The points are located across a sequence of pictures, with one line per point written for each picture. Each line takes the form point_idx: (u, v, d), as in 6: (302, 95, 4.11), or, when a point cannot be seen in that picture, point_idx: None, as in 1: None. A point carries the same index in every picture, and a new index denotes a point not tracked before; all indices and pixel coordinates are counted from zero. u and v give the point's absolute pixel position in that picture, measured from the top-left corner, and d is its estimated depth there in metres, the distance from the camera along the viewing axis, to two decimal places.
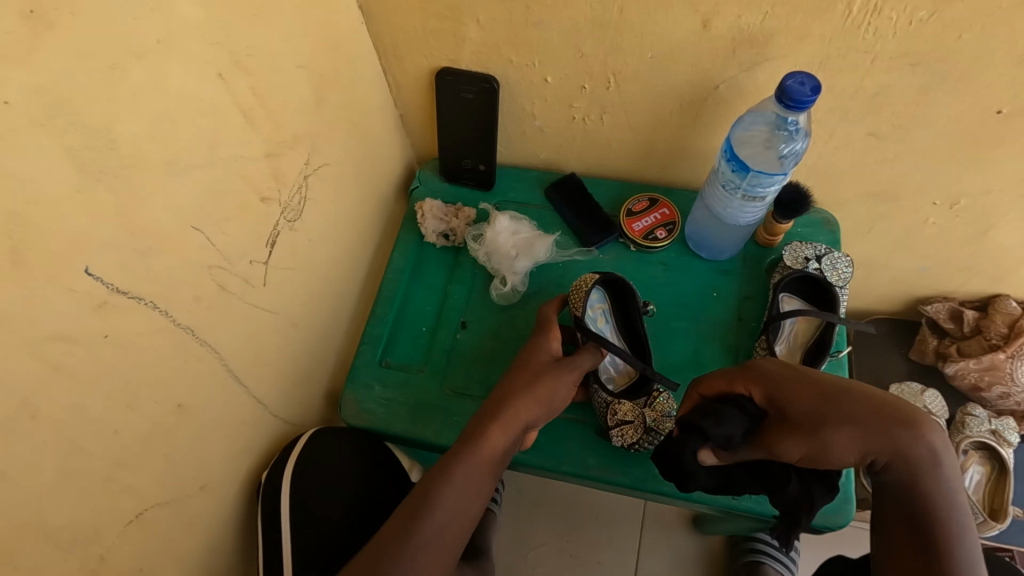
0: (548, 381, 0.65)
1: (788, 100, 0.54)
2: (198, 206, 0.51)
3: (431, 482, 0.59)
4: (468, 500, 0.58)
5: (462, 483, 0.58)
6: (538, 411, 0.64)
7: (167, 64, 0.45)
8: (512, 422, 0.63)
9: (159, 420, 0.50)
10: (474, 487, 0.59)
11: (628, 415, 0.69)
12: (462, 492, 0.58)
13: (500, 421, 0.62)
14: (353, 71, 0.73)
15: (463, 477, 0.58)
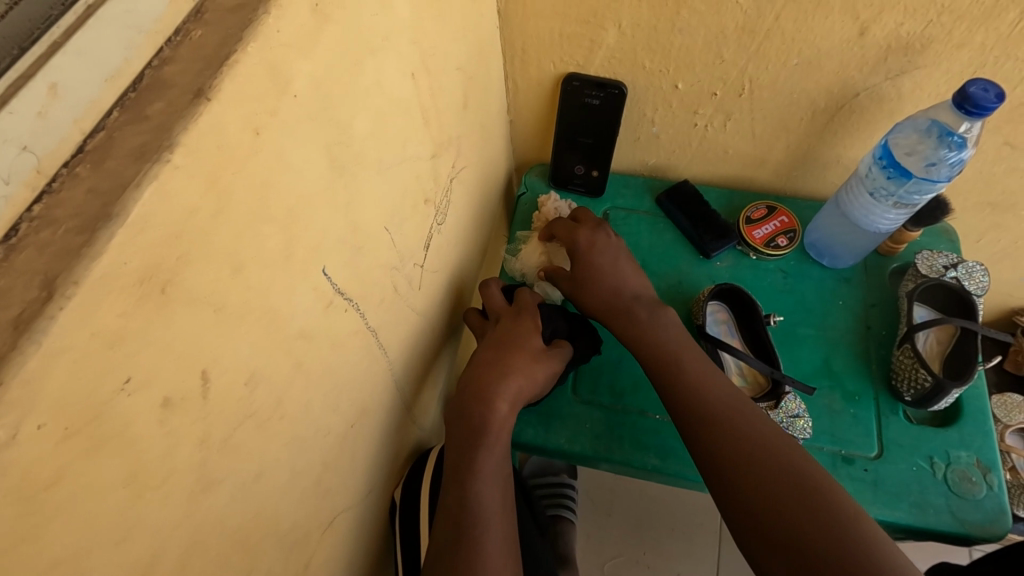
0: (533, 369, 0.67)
1: (971, 106, 0.54)
2: (388, 206, 0.50)
3: (458, 450, 0.62)
4: (497, 463, 0.62)
5: (493, 446, 0.62)
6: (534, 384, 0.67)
7: (383, 62, 0.44)
8: (510, 381, 0.65)
9: (349, 425, 0.49)
10: (500, 453, 0.63)
11: None
12: (495, 456, 0.62)
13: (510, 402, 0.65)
14: (486, 74, 0.72)
15: (488, 444, 0.62)
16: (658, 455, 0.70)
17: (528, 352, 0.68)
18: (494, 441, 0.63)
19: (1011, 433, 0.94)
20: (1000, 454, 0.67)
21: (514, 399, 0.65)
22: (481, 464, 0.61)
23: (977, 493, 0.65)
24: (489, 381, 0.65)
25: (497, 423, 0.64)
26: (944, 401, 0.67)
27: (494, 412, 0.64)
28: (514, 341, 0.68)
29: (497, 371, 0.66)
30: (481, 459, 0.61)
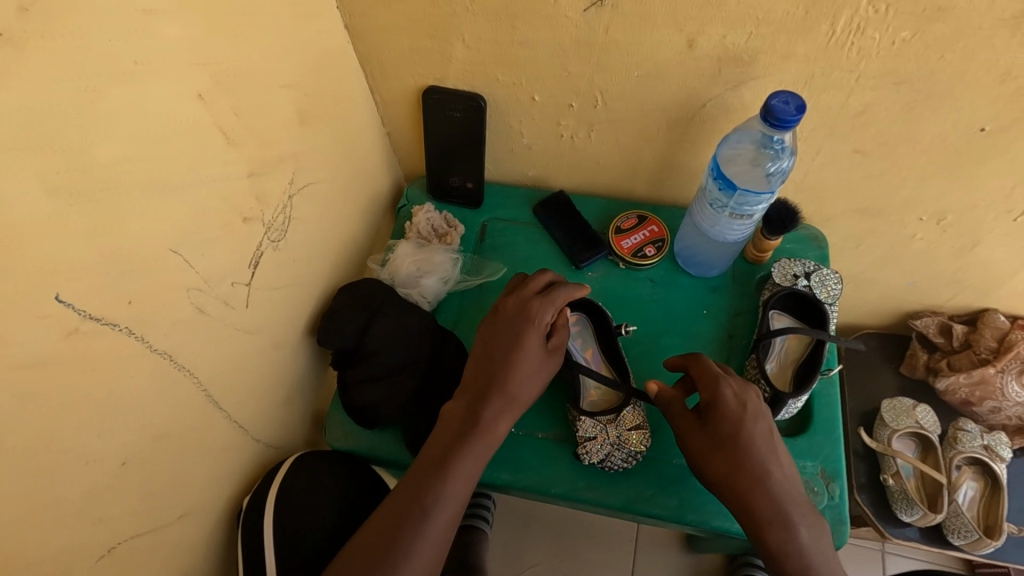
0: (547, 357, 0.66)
1: (773, 120, 0.54)
2: (176, 227, 0.50)
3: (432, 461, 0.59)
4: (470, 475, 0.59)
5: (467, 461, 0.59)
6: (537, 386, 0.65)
7: (144, 86, 0.44)
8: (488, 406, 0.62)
9: (133, 448, 0.49)
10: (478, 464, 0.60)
11: (587, 430, 0.67)
12: (468, 469, 0.59)
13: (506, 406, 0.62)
14: (337, 89, 0.72)
15: (471, 454, 0.59)
16: (508, 469, 0.70)
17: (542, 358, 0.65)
18: (467, 461, 0.59)
19: (900, 438, 0.95)
20: (845, 462, 0.67)
21: (525, 402, 0.64)
22: (452, 486, 0.57)
23: (818, 503, 0.65)
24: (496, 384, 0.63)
25: (490, 439, 0.61)
26: (786, 411, 0.67)
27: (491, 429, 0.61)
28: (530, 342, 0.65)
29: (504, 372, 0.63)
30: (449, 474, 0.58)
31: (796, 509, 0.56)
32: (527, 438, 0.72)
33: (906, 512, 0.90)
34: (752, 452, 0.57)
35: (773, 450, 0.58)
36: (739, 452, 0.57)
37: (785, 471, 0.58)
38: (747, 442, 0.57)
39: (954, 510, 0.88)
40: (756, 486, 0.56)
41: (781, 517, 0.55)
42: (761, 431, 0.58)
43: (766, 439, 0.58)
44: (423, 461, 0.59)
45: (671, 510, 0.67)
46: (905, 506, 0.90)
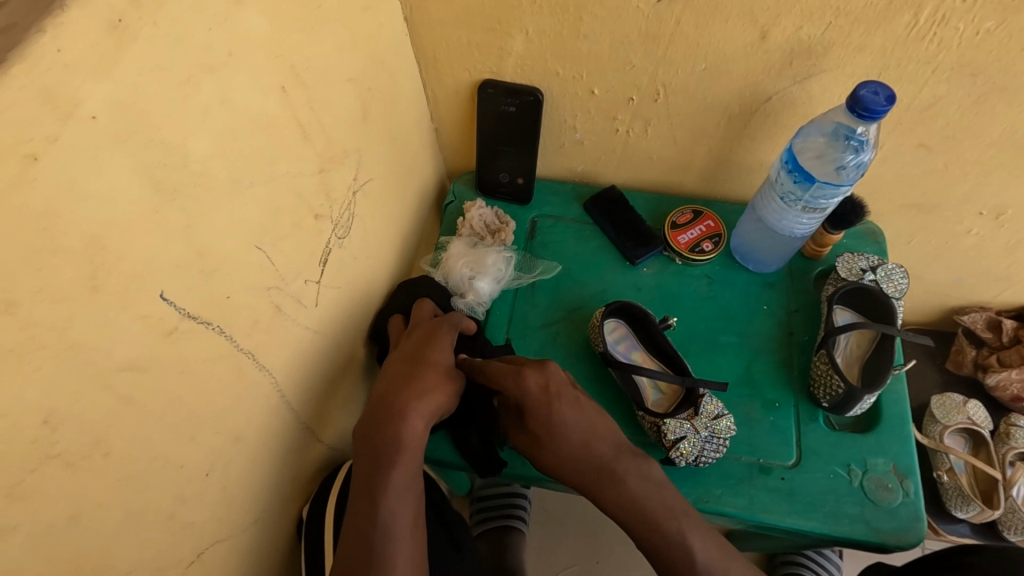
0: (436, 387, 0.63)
1: (861, 109, 0.53)
2: (257, 224, 0.48)
3: (380, 481, 0.56)
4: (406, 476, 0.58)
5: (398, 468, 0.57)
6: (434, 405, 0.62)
7: (234, 78, 0.43)
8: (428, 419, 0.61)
9: (218, 449, 0.48)
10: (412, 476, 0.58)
11: (674, 431, 0.65)
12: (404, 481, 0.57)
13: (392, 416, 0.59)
14: (394, 83, 0.71)
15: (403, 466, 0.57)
16: None
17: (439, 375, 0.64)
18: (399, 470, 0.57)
19: (950, 434, 0.94)
20: (917, 460, 0.67)
21: (430, 414, 0.61)
22: (394, 480, 0.56)
23: (892, 500, 0.65)
24: (395, 399, 0.60)
25: (410, 457, 0.58)
26: (858, 408, 0.66)
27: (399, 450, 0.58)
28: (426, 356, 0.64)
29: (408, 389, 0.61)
30: (388, 485, 0.56)
31: (669, 520, 0.57)
32: None
33: (962, 509, 0.89)
34: (568, 441, 0.61)
35: (641, 471, 0.60)
36: (586, 465, 0.60)
37: (623, 468, 0.60)
38: (581, 452, 0.61)
39: (1009, 507, 0.88)
40: (615, 488, 0.59)
41: (669, 519, 0.58)
42: (616, 446, 0.61)
43: (611, 448, 0.61)
44: (364, 481, 0.56)
45: (742, 509, 0.65)
46: (958, 503, 0.89)
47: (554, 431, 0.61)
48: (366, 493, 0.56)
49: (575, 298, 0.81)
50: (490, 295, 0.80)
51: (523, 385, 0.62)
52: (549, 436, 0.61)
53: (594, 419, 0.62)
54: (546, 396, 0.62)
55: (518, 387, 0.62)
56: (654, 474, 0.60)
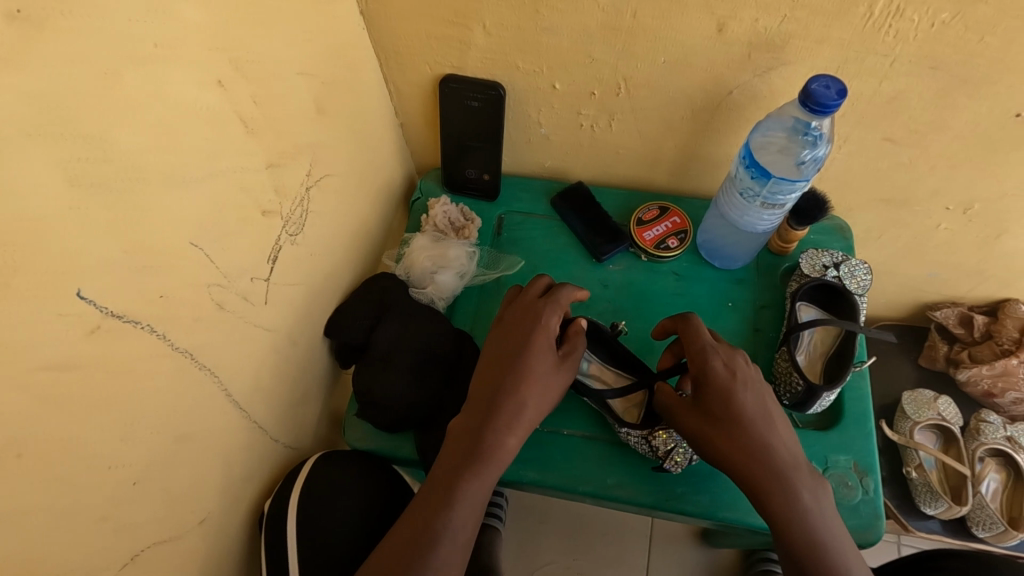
0: (557, 367, 0.63)
1: (813, 104, 0.53)
2: (196, 220, 0.47)
3: (467, 440, 0.56)
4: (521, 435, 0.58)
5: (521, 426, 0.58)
6: (544, 397, 0.60)
7: (162, 70, 0.42)
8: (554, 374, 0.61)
9: (157, 451, 0.47)
10: (484, 482, 0.55)
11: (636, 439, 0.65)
12: (477, 490, 0.54)
13: (506, 416, 0.57)
14: (353, 77, 0.70)
15: (476, 470, 0.54)
16: (535, 467, 0.68)
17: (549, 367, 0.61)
18: (518, 430, 0.58)
19: (922, 430, 0.94)
20: (879, 457, 0.66)
21: (530, 413, 0.59)
22: (509, 439, 0.57)
23: (853, 498, 0.64)
24: (500, 394, 0.58)
25: (527, 417, 0.59)
26: (819, 405, 0.66)
27: (529, 410, 0.59)
28: (528, 346, 0.61)
29: (513, 381, 0.59)
30: (507, 445, 0.57)
31: (797, 475, 0.54)
32: (551, 436, 0.70)
33: (930, 505, 0.89)
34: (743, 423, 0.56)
35: (773, 432, 0.56)
36: (733, 427, 0.56)
37: (779, 439, 0.56)
38: (755, 419, 0.56)
39: (978, 503, 0.87)
40: (745, 456, 0.55)
41: (779, 479, 0.54)
42: (760, 397, 0.57)
43: (758, 407, 0.56)
44: (460, 437, 0.57)
45: (704, 507, 0.65)
46: (929, 499, 0.89)
47: (733, 401, 0.56)
48: (457, 454, 0.56)
49: None
50: (454, 290, 0.79)
51: (711, 366, 0.58)
52: (725, 410, 0.56)
53: (770, 400, 0.58)
54: (735, 374, 0.58)
55: (706, 361, 0.58)
56: (787, 435, 0.57)
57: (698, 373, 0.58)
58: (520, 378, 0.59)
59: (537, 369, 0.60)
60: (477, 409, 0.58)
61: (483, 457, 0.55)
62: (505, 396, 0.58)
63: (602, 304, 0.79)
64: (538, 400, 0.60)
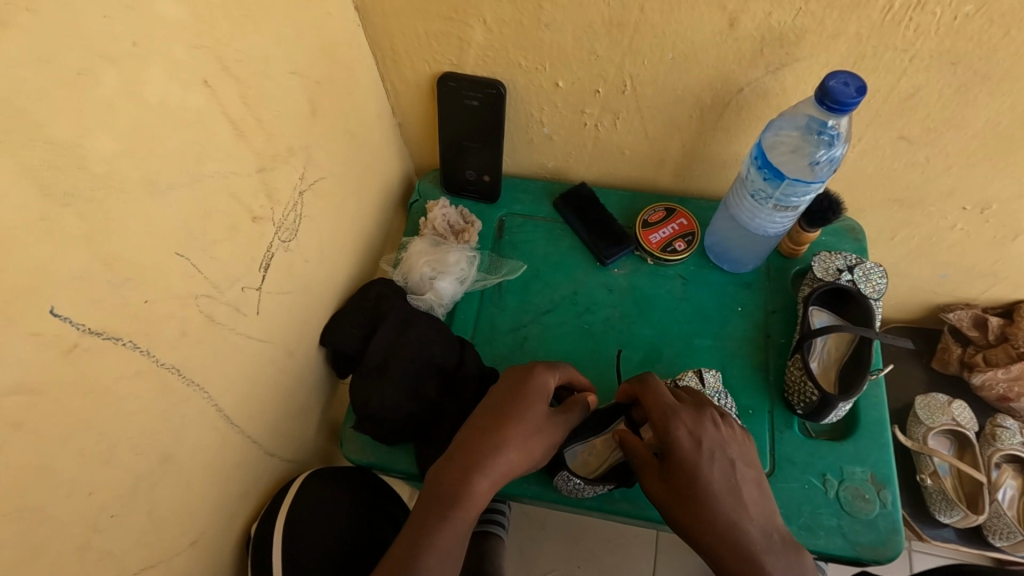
0: (551, 426, 0.59)
1: (831, 102, 0.50)
2: (181, 229, 0.45)
3: (465, 457, 0.54)
4: (518, 462, 0.56)
5: (518, 454, 0.56)
6: (526, 460, 0.57)
7: (142, 70, 0.39)
8: (552, 417, 0.60)
9: (143, 473, 0.45)
10: (454, 540, 0.51)
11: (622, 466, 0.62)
12: (445, 547, 0.50)
13: (488, 470, 0.54)
14: (348, 76, 0.67)
15: (449, 523, 0.51)
16: (538, 480, 0.66)
17: (542, 426, 0.58)
18: (514, 454, 0.55)
19: (935, 436, 0.91)
20: (896, 469, 0.64)
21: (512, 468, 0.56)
22: (507, 461, 0.55)
23: (869, 512, 0.62)
24: (486, 446, 0.55)
25: (524, 449, 0.56)
26: (834, 415, 0.63)
27: (526, 443, 0.57)
28: (525, 404, 0.58)
29: (506, 432, 0.56)
30: (501, 468, 0.54)
31: (767, 554, 0.53)
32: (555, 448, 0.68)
33: (945, 513, 0.87)
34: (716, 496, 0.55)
35: (739, 509, 0.55)
36: (693, 504, 0.54)
37: (747, 515, 0.55)
38: (718, 495, 0.55)
39: (994, 511, 0.85)
40: (711, 535, 0.54)
41: (748, 560, 0.53)
42: (729, 468, 0.56)
43: (722, 482, 0.55)
44: (455, 454, 0.55)
45: None
46: (943, 508, 0.87)
47: (693, 477, 0.55)
48: (453, 469, 0.54)
49: (544, 300, 0.78)
50: (454, 296, 0.76)
51: (673, 436, 0.56)
52: (690, 485, 0.55)
53: (735, 469, 0.56)
54: (700, 444, 0.56)
55: (666, 431, 0.56)
56: (757, 503, 0.56)
57: (661, 439, 0.57)
58: (521, 411, 0.57)
59: (537, 410, 0.58)
60: (478, 429, 0.56)
61: (477, 475, 0.53)
62: (503, 422, 0.56)
63: (607, 310, 0.77)
64: (535, 438, 0.57)
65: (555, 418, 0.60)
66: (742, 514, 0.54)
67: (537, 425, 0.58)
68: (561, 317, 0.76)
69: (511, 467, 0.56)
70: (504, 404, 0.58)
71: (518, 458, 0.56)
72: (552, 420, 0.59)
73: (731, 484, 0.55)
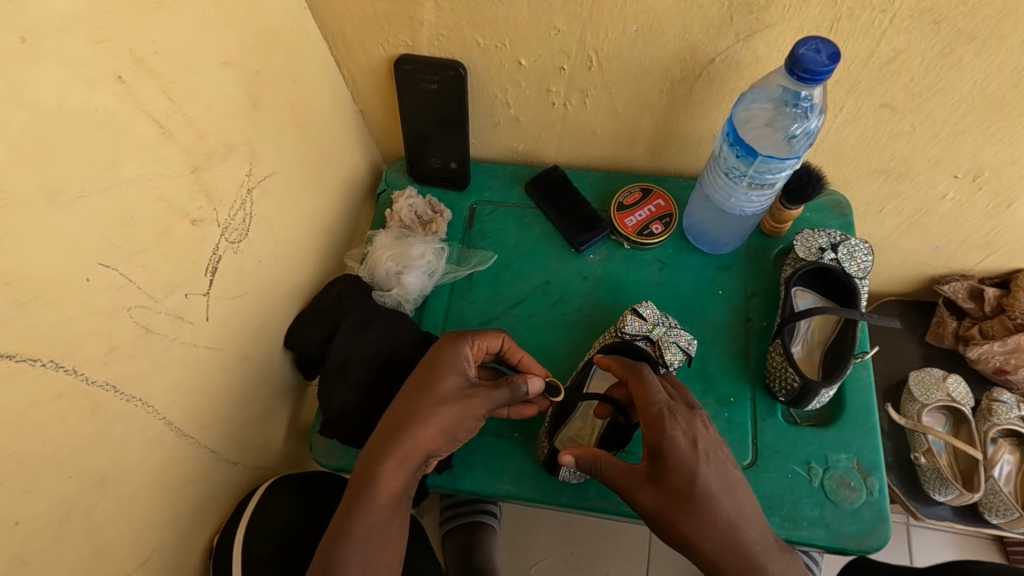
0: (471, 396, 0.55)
1: (801, 71, 0.46)
2: (100, 239, 0.42)
3: (379, 439, 0.53)
4: (435, 440, 0.53)
5: (431, 431, 0.53)
6: (442, 435, 0.54)
7: (34, 71, 0.36)
8: (474, 387, 0.56)
9: (74, 498, 0.42)
10: (373, 531, 0.50)
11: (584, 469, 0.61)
12: (366, 541, 0.49)
13: (397, 454, 0.52)
14: (295, 63, 0.63)
15: (363, 515, 0.50)
16: (511, 478, 0.64)
17: (457, 399, 0.55)
18: (430, 431, 0.53)
19: (930, 412, 0.89)
20: (883, 455, 0.61)
21: (428, 449, 0.53)
22: (414, 438, 0.52)
23: (855, 501, 0.60)
24: (392, 428, 0.53)
25: (436, 425, 0.53)
26: (817, 401, 0.61)
27: (437, 415, 0.53)
28: (436, 378, 0.55)
29: (413, 409, 0.54)
30: (413, 447, 0.52)
31: (765, 553, 0.51)
32: (528, 445, 0.66)
33: (940, 492, 0.85)
34: (711, 497, 0.51)
35: (739, 510, 0.52)
36: (694, 506, 0.51)
37: (742, 513, 0.52)
38: (717, 495, 0.52)
39: (991, 488, 0.83)
40: (710, 537, 0.51)
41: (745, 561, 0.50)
42: (723, 469, 0.53)
43: (721, 485, 0.52)
44: (371, 439, 0.54)
45: None
46: (938, 486, 0.85)
47: (689, 475, 0.52)
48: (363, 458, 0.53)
49: (516, 291, 0.75)
50: (422, 290, 0.74)
51: (670, 436, 0.53)
52: (680, 483, 0.51)
53: (727, 467, 0.54)
54: (694, 444, 0.53)
55: (662, 432, 0.53)
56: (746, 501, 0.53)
57: (654, 444, 0.53)
58: (430, 383, 0.55)
59: (451, 381, 0.55)
60: (391, 413, 0.55)
61: (384, 456, 0.51)
62: (416, 395, 0.55)
63: (582, 299, 0.74)
64: (450, 410, 0.54)
65: (476, 388, 0.56)
66: (732, 513, 0.52)
67: (450, 397, 0.55)
68: (534, 307, 0.74)
69: (428, 448, 0.53)
70: (419, 381, 0.55)
71: (429, 435, 0.53)
72: (471, 391, 0.55)
73: (727, 484, 0.53)
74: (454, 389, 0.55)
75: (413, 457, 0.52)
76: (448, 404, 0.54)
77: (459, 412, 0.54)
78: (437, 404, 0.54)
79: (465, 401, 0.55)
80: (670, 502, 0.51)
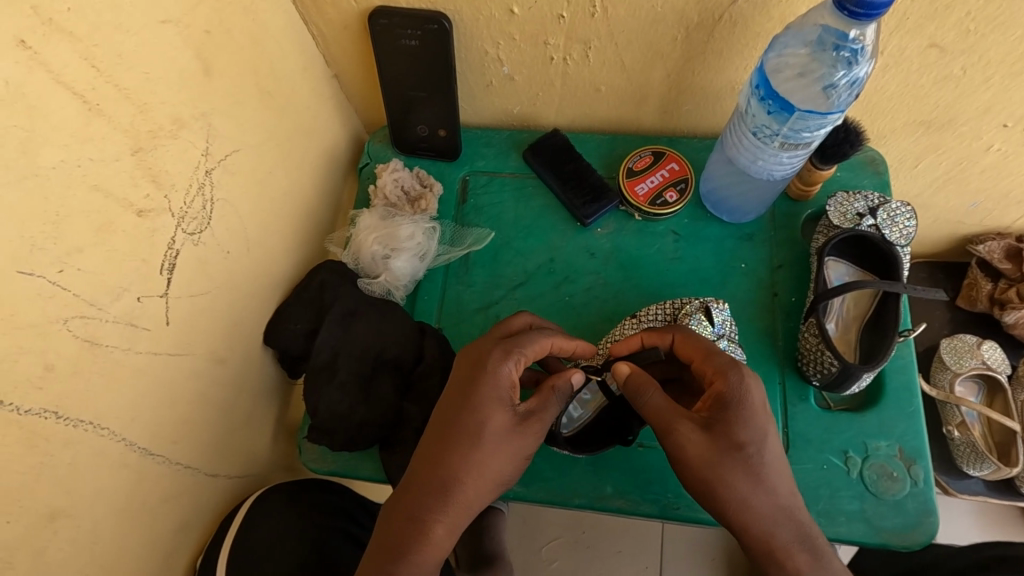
0: (520, 435, 0.50)
1: (854, 6, 0.39)
2: (16, 243, 0.35)
3: (425, 499, 0.48)
4: (482, 489, 0.49)
5: (481, 483, 0.49)
6: (490, 483, 0.49)
7: None
8: (520, 419, 0.50)
9: (23, 539, 0.37)
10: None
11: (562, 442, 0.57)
12: None
13: (445, 513, 0.47)
14: (252, 20, 0.54)
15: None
16: (520, 479, 0.59)
17: (505, 442, 0.49)
18: (478, 483, 0.48)
19: (962, 381, 0.84)
20: (928, 440, 0.56)
21: (478, 502, 0.49)
22: (464, 495, 0.48)
23: (898, 492, 0.54)
24: (438, 480, 0.48)
25: (486, 476, 0.49)
26: (856, 386, 0.55)
27: (484, 465, 0.49)
28: (479, 415, 0.49)
29: (458, 457, 0.48)
30: (463, 503, 0.48)
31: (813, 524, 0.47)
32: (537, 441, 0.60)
33: (974, 466, 0.81)
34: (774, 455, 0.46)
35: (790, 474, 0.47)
36: (758, 464, 0.46)
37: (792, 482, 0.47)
38: (779, 458, 0.46)
39: None
40: (768, 497, 0.46)
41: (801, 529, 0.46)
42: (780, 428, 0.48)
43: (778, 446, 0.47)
44: (408, 493, 0.49)
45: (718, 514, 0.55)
46: (971, 461, 0.81)
47: (756, 431, 0.46)
48: (400, 517, 0.48)
49: (518, 271, 0.68)
50: (413, 275, 0.67)
51: (741, 388, 0.47)
52: (749, 439, 0.46)
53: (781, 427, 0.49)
54: (764, 401, 0.47)
55: (732, 382, 0.47)
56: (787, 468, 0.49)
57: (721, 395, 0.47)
58: (476, 429, 0.49)
59: (498, 418, 0.49)
60: (430, 466, 0.49)
61: (432, 519, 0.47)
62: (460, 442, 0.49)
63: (590, 278, 0.67)
64: (500, 457, 0.49)
65: (525, 422, 0.50)
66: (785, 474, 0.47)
67: (498, 441, 0.49)
68: (539, 289, 0.67)
69: (476, 499, 0.49)
70: (452, 423, 0.49)
71: (476, 485, 0.48)
72: (518, 429, 0.50)
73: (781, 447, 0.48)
74: (499, 429, 0.49)
75: (461, 511, 0.48)
76: (495, 451, 0.49)
77: (509, 457, 0.49)
78: (485, 456, 0.49)
79: (514, 442, 0.50)
80: (727, 458, 0.46)
